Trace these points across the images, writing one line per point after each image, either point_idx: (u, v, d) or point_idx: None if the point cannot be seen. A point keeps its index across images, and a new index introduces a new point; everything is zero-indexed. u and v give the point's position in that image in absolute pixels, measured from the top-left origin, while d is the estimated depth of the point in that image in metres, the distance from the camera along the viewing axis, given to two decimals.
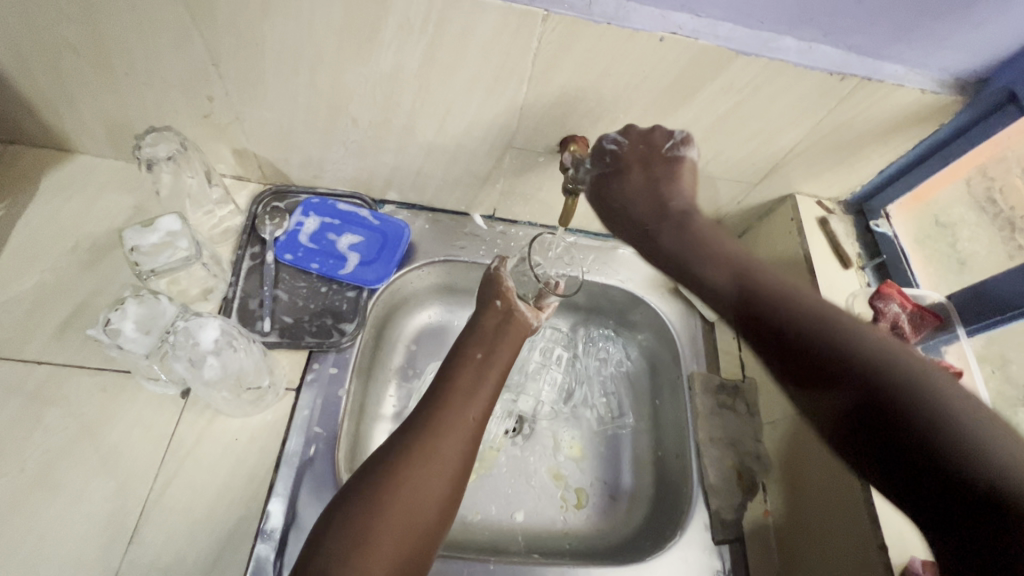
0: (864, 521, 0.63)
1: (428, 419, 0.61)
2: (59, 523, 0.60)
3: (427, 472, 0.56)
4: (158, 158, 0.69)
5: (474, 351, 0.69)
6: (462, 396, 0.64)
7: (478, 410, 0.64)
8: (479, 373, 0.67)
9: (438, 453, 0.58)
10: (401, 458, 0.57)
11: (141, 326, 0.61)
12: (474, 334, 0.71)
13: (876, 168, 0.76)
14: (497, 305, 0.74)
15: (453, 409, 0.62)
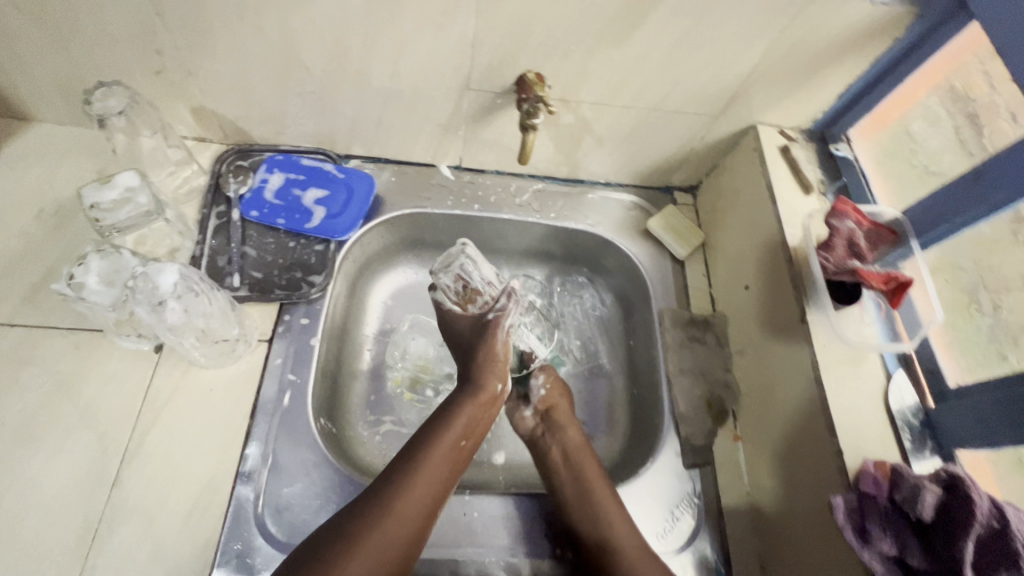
0: (822, 430, 0.62)
1: (386, 500, 0.58)
2: (41, 475, 0.62)
3: (372, 565, 0.55)
4: (110, 112, 0.70)
5: (457, 437, 0.66)
6: (431, 484, 0.61)
7: (440, 496, 0.62)
8: (452, 462, 0.64)
9: (390, 538, 0.57)
10: (348, 551, 0.55)
11: (104, 279, 0.62)
12: (464, 411, 0.68)
13: (836, 91, 0.76)
14: (496, 390, 0.71)
15: (419, 497, 0.60)
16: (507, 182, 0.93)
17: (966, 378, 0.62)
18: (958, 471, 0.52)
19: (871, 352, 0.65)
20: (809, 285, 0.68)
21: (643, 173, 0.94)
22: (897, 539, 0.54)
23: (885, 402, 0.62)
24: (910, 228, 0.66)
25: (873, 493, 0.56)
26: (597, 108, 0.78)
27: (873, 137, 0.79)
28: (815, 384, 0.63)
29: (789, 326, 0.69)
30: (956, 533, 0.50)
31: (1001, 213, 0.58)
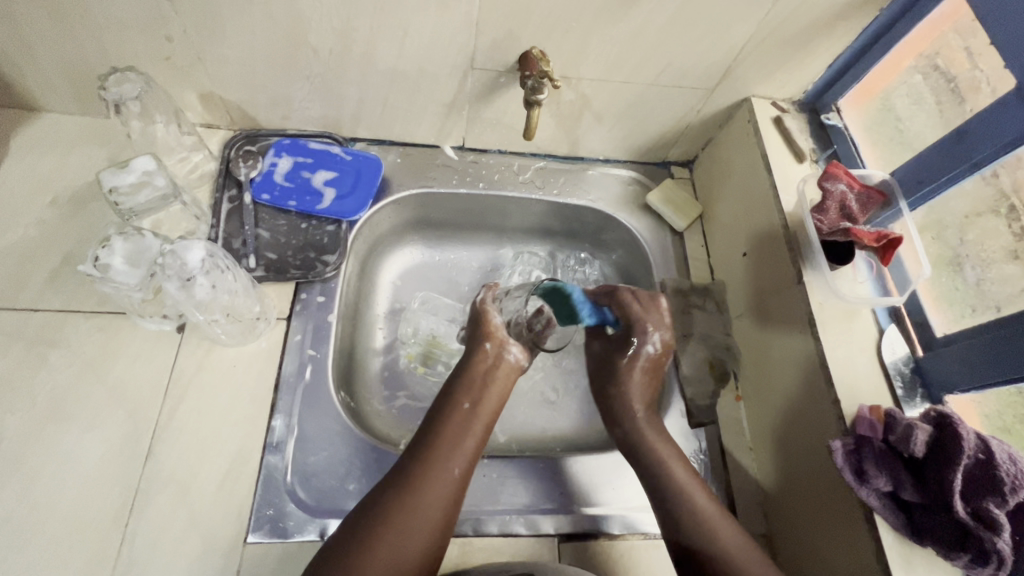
0: (819, 381, 0.66)
1: (409, 474, 0.60)
2: (76, 451, 0.64)
3: (394, 545, 0.56)
4: (126, 98, 0.71)
5: (462, 402, 0.67)
6: (446, 451, 0.63)
7: (461, 463, 0.63)
8: (465, 428, 0.65)
9: (419, 510, 0.58)
10: (378, 525, 0.56)
11: (130, 261, 0.64)
12: (463, 380, 0.69)
13: (825, 61, 0.79)
14: (486, 348, 0.71)
15: (438, 467, 0.61)
16: (510, 161, 0.95)
17: (952, 327, 0.66)
18: (946, 410, 0.57)
19: (863, 308, 0.68)
20: (804, 247, 0.72)
21: (640, 149, 0.96)
22: (894, 477, 0.57)
23: (879, 353, 0.66)
24: (898, 189, 0.70)
25: (869, 436, 0.59)
26: (597, 84, 0.81)
27: (862, 105, 0.82)
28: (813, 339, 0.67)
29: (786, 287, 0.73)
30: (946, 466, 0.54)
31: (981, 170, 0.62)
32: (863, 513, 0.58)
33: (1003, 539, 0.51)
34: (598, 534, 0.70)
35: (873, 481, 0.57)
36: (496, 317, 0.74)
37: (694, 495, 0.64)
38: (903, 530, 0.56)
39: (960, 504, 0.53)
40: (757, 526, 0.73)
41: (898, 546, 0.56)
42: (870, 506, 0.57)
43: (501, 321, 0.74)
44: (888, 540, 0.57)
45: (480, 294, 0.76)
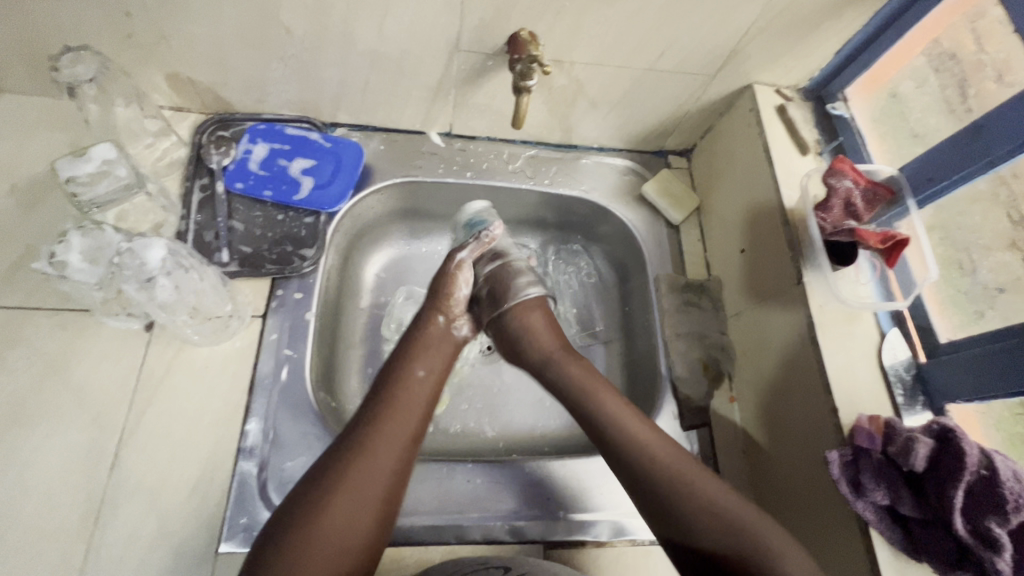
0: (818, 387, 0.63)
1: (358, 432, 0.57)
2: (38, 457, 0.61)
3: (354, 504, 0.52)
4: (80, 81, 0.66)
5: (417, 369, 0.64)
6: (399, 413, 0.59)
7: (414, 426, 0.59)
8: (417, 394, 0.62)
9: (370, 470, 0.54)
10: (331, 489, 0.52)
11: (88, 257, 0.59)
12: (415, 347, 0.66)
13: (834, 46, 0.74)
14: (439, 322, 0.69)
15: (393, 426, 0.58)
16: (499, 148, 0.91)
17: (957, 333, 0.63)
18: (949, 422, 0.54)
19: (865, 311, 0.66)
20: (805, 247, 0.68)
21: (637, 137, 0.92)
22: (892, 490, 0.55)
23: (879, 358, 0.64)
24: (907, 185, 0.66)
25: (868, 447, 0.57)
26: (591, 69, 0.76)
27: (870, 94, 0.78)
28: (812, 343, 0.64)
29: (785, 288, 0.70)
30: (947, 482, 0.52)
31: (998, 168, 0.59)
32: (859, 525, 0.56)
33: (1004, 560, 0.48)
34: (585, 539, 0.69)
35: (870, 494, 0.55)
36: (460, 289, 0.72)
37: (697, 483, 0.56)
38: (900, 544, 0.55)
39: (961, 521, 0.51)
40: None
41: (894, 560, 0.55)
42: (867, 520, 0.55)
43: (463, 294, 0.72)
44: (884, 555, 0.55)
45: (464, 249, 0.73)
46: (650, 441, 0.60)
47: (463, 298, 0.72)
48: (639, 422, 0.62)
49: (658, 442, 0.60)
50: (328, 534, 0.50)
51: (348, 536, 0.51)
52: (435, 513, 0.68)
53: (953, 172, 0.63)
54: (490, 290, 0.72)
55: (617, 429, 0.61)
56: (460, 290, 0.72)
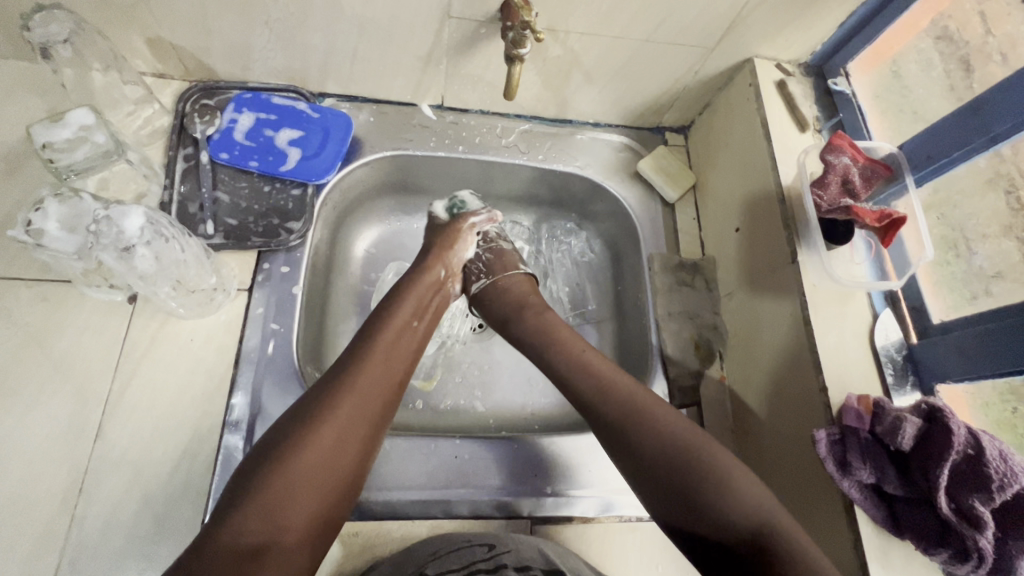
0: (808, 367, 0.62)
1: (348, 369, 0.57)
2: (20, 427, 0.60)
3: (341, 436, 0.52)
4: (54, 40, 0.64)
5: (406, 319, 0.65)
6: (387, 355, 0.60)
7: (400, 372, 0.61)
8: (404, 343, 0.63)
9: (358, 405, 0.55)
10: (319, 416, 0.52)
11: (65, 225, 0.58)
12: (406, 296, 0.68)
13: (837, 19, 0.72)
14: (438, 274, 0.73)
15: (381, 368, 0.59)
16: (493, 122, 0.89)
17: (949, 314, 0.63)
18: (938, 403, 0.54)
19: (858, 291, 0.65)
20: (800, 225, 0.67)
21: (633, 112, 0.90)
22: (878, 469, 0.55)
23: (870, 338, 0.63)
24: (905, 163, 0.65)
25: (856, 427, 0.57)
26: (587, 39, 0.74)
27: (872, 71, 0.76)
28: (804, 322, 0.64)
29: (778, 268, 0.69)
30: (933, 462, 0.52)
31: (999, 145, 0.57)
32: (843, 503, 0.56)
33: (986, 538, 0.49)
34: (571, 515, 0.69)
35: (855, 473, 0.55)
36: (463, 246, 0.76)
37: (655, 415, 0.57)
38: (883, 522, 0.55)
39: (945, 500, 0.51)
40: None
41: (877, 538, 0.55)
42: (851, 498, 0.55)
43: (466, 255, 0.76)
44: (867, 532, 0.55)
45: (477, 216, 0.78)
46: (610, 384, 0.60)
47: (461, 258, 0.76)
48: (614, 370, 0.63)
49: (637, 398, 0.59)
50: (316, 462, 0.50)
51: (333, 468, 0.51)
52: (422, 489, 0.68)
53: (953, 150, 0.61)
54: (490, 258, 0.77)
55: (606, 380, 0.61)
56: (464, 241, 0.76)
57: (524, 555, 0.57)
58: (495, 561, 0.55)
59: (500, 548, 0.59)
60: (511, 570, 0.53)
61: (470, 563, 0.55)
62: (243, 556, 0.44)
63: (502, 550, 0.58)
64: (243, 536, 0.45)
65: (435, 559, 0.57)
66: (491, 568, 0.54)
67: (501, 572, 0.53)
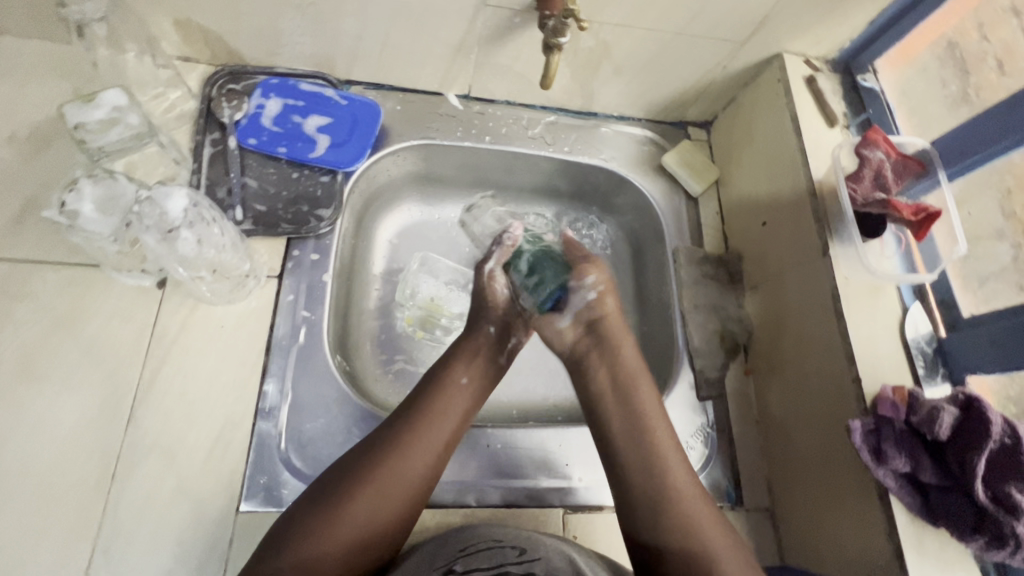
0: (840, 359, 0.63)
1: (390, 435, 0.56)
2: (50, 412, 0.59)
3: (371, 509, 0.52)
4: (89, 18, 0.66)
5: (459, 374, 0.62)
6: (434, 420, 0.57)
7: (446, 434, 0.58)
8: (452, 403, 0.60)
9: (394, 476, 0.53)
10: (349, 488, 0.52)
11: (100, 208, 0.57)
12: (461, 351, 0.64)
13: (867, 16, 0.73)
14: (489, 332, 0.66)
15: (424, 435, 0.56)
16: (518, 113, 0.88)
17: (980, 308, 0.63)
18: (975, 393, 0.55)
19: (889, 284, 0.66)
20: (833, 219, 0.68)
21: (658, 106, 0.90)
22: (913, 458, 0.56)
23: (901, 331, 0.64)
24: (938, 158, 0.66)
25: (890, 416, 0.58)
26: (619, 31, 0.74)
27: (899, 69, 0.77)
28: (837, 316, 0.64)
29: (809, 261, 0.69)
30: (969, 451, 0.53)
31: None
32: (878, 492, 0.57)
33: (1023, 525, 0.50)
34: (601, 505, 0.69)
35: (890, 462, 0.56)
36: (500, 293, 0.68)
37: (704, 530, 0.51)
38: (917, 510, 0.56)
39: (982, 489, 0.52)
40: (761, 501, 0.72)
41: (911, 526, 0.56)
42: (886, 487, 0.56)
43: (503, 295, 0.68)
44: (901, 520, 0.56)
45: (491, 259, 0.70)
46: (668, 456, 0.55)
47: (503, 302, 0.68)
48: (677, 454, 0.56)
49: (692, 492, 0.54)
50: (340, 534, 0.50)
51: (355, 541, 0.50)
52: (454, 478, 0.68)
53: (988, 144, 0.62)
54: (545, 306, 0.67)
55: (672, 493, 0.53)
56: (501, 297, 0.68)
57: (553, 564, 0.55)
58: (525, 567, 0.54)
59: (530, 552, 0.56)
60: None
61: (501, 565, 0.54)
62: None
63: (532, 555, 0.55)
64: None
65: (465, 555, 0.56)
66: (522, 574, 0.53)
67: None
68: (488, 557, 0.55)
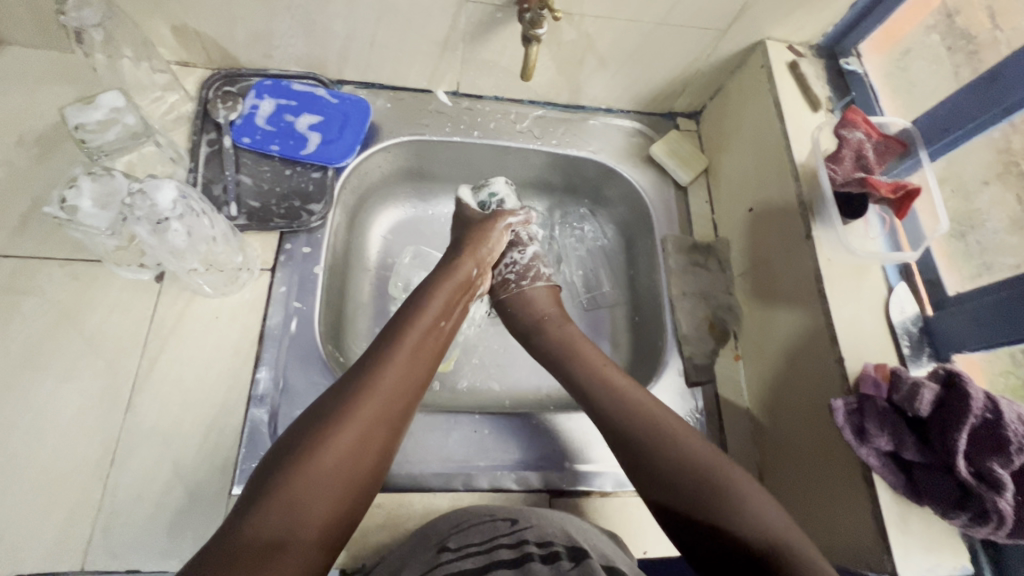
0: (824, 339, 0.63)
1: (376, 364, 0.57)
2: (54, 399, 0.62)
3: (365, 433, 0.53)
4: (87, 25, 0.66)
5: (434, 314, 0.65)
6: (414, 354, 0.60)
7: (424, 370, 0.61)
8: (429, 341, 0.63)
9: (384, 405, 0.55)
10: (346, 415, 0.52)
11: (98, 202, 0.60)
12: (436, 289, 0.67)
13: (848, 1, 0.73)
14: (471, 273, 0.72)
15: (408, 367, 0.59)
16: (507, 109, 0.90)
17: (965, 285, 0.63)
18: (955, 368, 0.55)
19: (873, 264, 0.66)
20: (816, 201, 0.68)
21: (646, 98, 0.91)
22: (895, 436, 0.55)
23: (887, 313, 0.64)
24: (919, 138, 0.66)
25: (873, 395, 0.57)
26: (601, 23, 0.75)
27: (884, 52, 0.78)
28: (820, 296, 0.64)
29: (793, 245, 0.69)
30: (951, 426, 0.53)
31: (1012, 116, 0.58)
32: (862, 471, 0.57)
33: (1005, 500, 0.49)
34: (590, 490, 0.70)
35: (874, 440, 0.55)
36: (496, 245, 0.76)
37: (684, 450, 0.57)
38: (902, 489, 0.55)
39: (964, 464, 0.52)
40: None
41: (895, 505, 0.55)
42: (870, 466, 0.56)
43: (497, 248, 0.76)
44: (886, 499, 0.55)
45: (514, 217, 0.79)
46: (630, 397, 0.62)
47: (495, 256, 0.76)
48: (641, 395, 0.63)
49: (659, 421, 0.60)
50: (338, 460, 0.50)
51: (353, 468, 0.51)
52: (442, 463, 0.69)
53: (968, 122, 0.62)
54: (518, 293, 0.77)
55: (643, 425, 0.59)
56: (496, 244, 0.76)
57: (546, 530, 0.55)
58: (517, 537, 0.54)
59: (522, 522, 0.57)
60: (534, 547, 0.52)
61: (492, 538, 0.54)
62: (266, 544, 0.45)
63: (524, 525, 0.56)
64: (265, 525, 0.46)
65: (457, 533, 0.56)
66: (514, 543, 0.53)
67: (523, 547, 0.52)
68: (479, 532, 0.56)
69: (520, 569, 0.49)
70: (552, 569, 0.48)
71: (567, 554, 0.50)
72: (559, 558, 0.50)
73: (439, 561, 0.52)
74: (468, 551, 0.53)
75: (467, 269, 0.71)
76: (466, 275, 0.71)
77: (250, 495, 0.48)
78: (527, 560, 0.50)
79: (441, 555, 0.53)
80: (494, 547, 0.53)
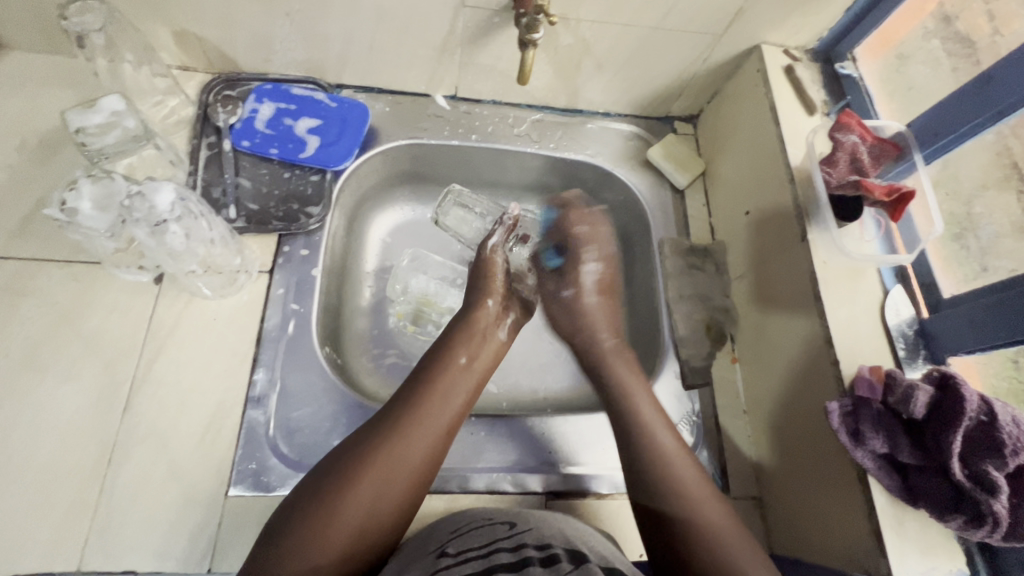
0: (820, 342, 0.63)
1: (398, 413, 0.57)
2: (53, 400, 0.62)
3: (380, 485, 0.52)
4: (89, 29, 0.67)
5: (458, 356, 0.64)
6: (437, 401, 0.59)
7: (448, 418, 0.59)
8: (452, 385, 0.61)
9: (402, 456, 0.54)
10: (360, 466, 0.52)
11: (98, 205, 0.60)
12: (461, 334, 0.67)
13: (843, 6, 0.74)
14: (489, 307, 0.71)
15: (432, 416, 0.58)
16: (505, 112, 0.90)
17: (961, 288, 0.64)
18: (949, 370, 0.55)
19: (869, 267, 0.66)
20: (810, 205, 0.68)
21: (643, 102, 0.92)
22: (890, 438, 0.56)
23: (883, 315, 0.64)
24: (913, 141, 0.66)
25: (868, 397, 0.58)
26: (597, 28, 0.75)
27: (879, 57, 0.78)
28: (816, 299, 0.64)
29: (788, 247, 0.70)
30: (946, 428, 0.53)
31: (1004, 120, 0.59)
32: (857, 473, 0.57)
33: (1000, 502, 0.50)
34: (587, 492, 0.70)
35: (869, 442, 0.56)
36: (500, 276, 0.74)
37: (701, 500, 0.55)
38: (897, 491, 0.55)
39: (959, 466, 0.52)
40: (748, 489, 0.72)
41: (891, 507, 0.55)
42: (865, 468, 0.56)
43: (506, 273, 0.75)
44: (882, 502, 0.55)
45: (495, 235, 0.76)
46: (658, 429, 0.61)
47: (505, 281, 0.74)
48: (677, 443, 0.61)
49: (684, 462, 0.58)
50: (352, 511, 0.50)
51: (367, 520, 0.51)
52: None
53: (961, 125, 0.63)
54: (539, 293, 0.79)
55: (666, 462, 0.58)
56: (500, 270, 0.75)
57: (545, 533, 0.55)
58: (516, 540, 0.54)
59: (521, 525, 0.57)
60: (533, 550, 0.52)
61: (492, 542, 0.54)
62: None
63: (523, 528, 0.56)
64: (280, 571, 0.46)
65: (456, 537, 0.56)
66: (513, 547, 0.53)
67: (523, 551, 0.52)
68: (478, 535, 0.56)
69: (519, 570, 0.49)
70: (550, 570, 0.48)
71: (566, 556, 0.51)
72: (558, 561, 0.50)
73: (439, 565, 0.51)
74: (467, 556, 0.52)
75: (485, 306, 0.71)
76: (482, 309, 0.70)
77: (268, 540, 0.49)
78: (527, 563, 0.50)
79: (440, 559, 0.52)
80: (494, 550, 0.53)
